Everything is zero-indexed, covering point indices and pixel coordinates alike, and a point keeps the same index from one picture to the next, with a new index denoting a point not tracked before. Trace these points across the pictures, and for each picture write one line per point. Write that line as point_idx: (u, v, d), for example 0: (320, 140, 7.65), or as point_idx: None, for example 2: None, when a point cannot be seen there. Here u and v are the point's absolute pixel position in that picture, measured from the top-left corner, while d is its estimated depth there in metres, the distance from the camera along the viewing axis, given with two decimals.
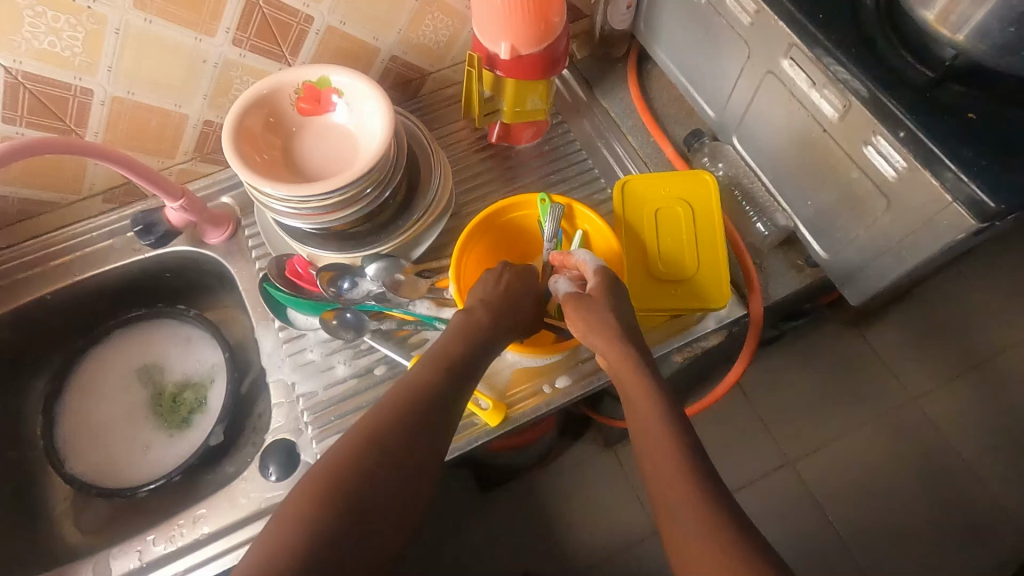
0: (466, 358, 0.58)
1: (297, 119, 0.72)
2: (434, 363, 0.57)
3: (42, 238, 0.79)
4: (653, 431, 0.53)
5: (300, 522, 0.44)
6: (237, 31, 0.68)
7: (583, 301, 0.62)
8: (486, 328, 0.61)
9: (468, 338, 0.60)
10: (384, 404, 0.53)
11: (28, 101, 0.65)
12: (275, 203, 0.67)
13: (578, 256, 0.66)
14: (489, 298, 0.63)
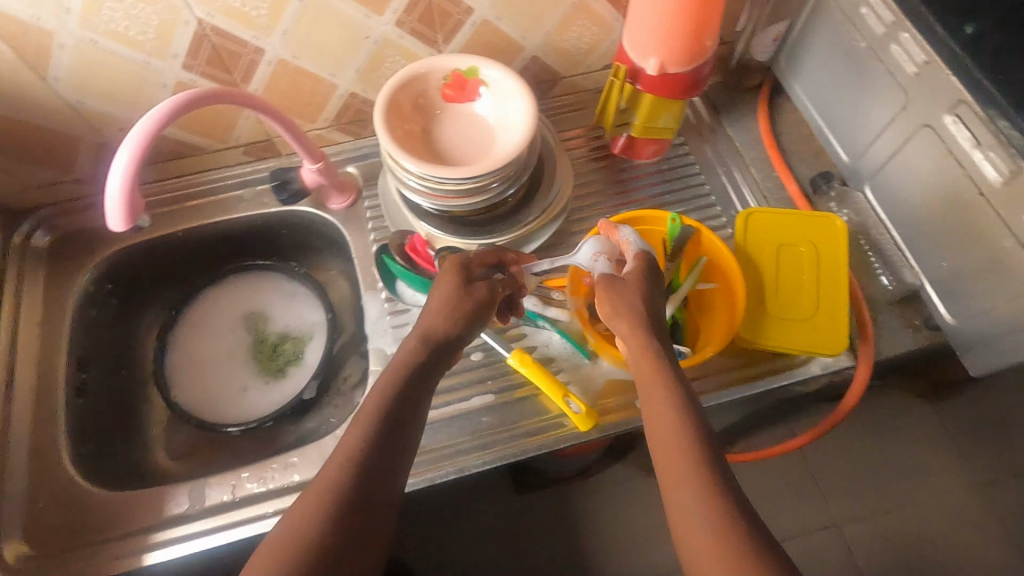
0: (429, 352, 0.57)
1: (441, 103, 0.75)
2: (417, 349, 0.57)
3: (184, 179, 0.85)
4: (662, 419, 0.51)
5: (304, 516, 0.44)
6: (403, 13, 0.71)
7: (615, 283, 0.62)
8: (448, 324, 0.59)
9: (449, 320, 0.59)
10: (373, 395, 0.53)
11: (208, 53, 0.69)
12: (413, 177, 0.69)
13: (622, 235, 0.66)
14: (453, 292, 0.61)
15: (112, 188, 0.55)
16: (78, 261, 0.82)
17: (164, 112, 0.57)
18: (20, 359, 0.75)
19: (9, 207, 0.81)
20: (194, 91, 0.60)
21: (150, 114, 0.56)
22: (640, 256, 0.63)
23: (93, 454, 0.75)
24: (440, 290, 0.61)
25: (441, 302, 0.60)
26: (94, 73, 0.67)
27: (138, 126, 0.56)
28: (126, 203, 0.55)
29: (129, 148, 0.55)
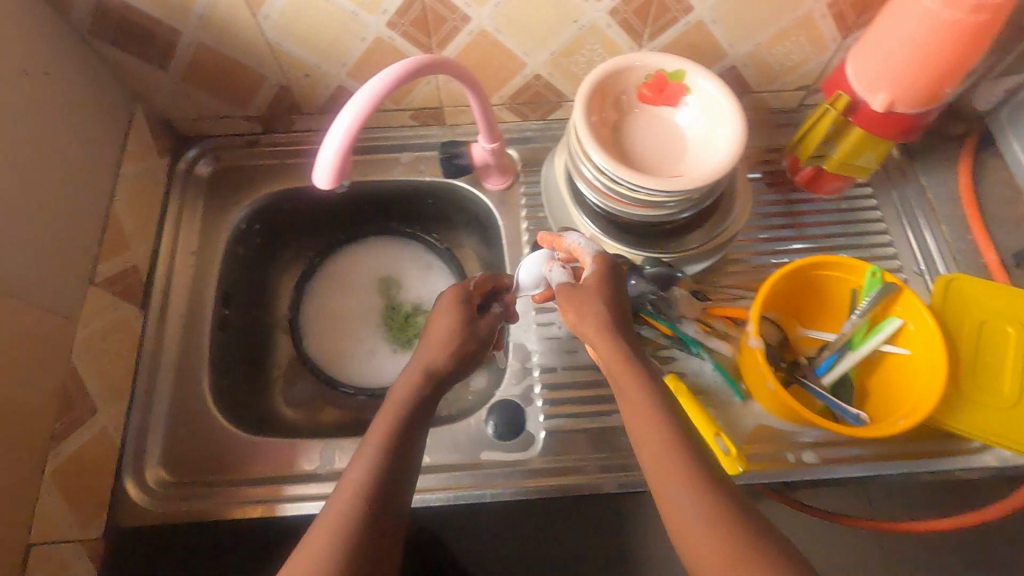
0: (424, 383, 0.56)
1: (636, 103, 0.70)
2: (412, 375, 0.57)
3: (348, 132, 0.84)
4: (657, 429, 0.49)
5: (322, 545, 0.43)
6: (621, 2, 0.66)
7: (579, 291, 0.57)
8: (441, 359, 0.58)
9: (447, 352, 0.58)
10: (383, 418, 0.53)
11: (415, 14, 0.66)
12: (605, 179, 0.66)
13: (571, 240, 0.63)
14: (450, 326, 0.60)
15: (330, 147, 0.54)
16: (235, 196, 0.83)
17: (393, 78, 0.54)
18: (174, 285, 0.77)
19: (177, 132, 0.82)
20: (421, 58, 0.57)
21: (378, 78, 0.54)
22: (599, 256, 0.59)
23: (228, 391, 0.76)
24: (438, 326, 0.61)
25: (435, 335, 0.60)
26: (301, 17, 0.65)
27: (365, 88, 0.54)
28: (337, 165, 0.54)
29: (354, 110, 0.53)
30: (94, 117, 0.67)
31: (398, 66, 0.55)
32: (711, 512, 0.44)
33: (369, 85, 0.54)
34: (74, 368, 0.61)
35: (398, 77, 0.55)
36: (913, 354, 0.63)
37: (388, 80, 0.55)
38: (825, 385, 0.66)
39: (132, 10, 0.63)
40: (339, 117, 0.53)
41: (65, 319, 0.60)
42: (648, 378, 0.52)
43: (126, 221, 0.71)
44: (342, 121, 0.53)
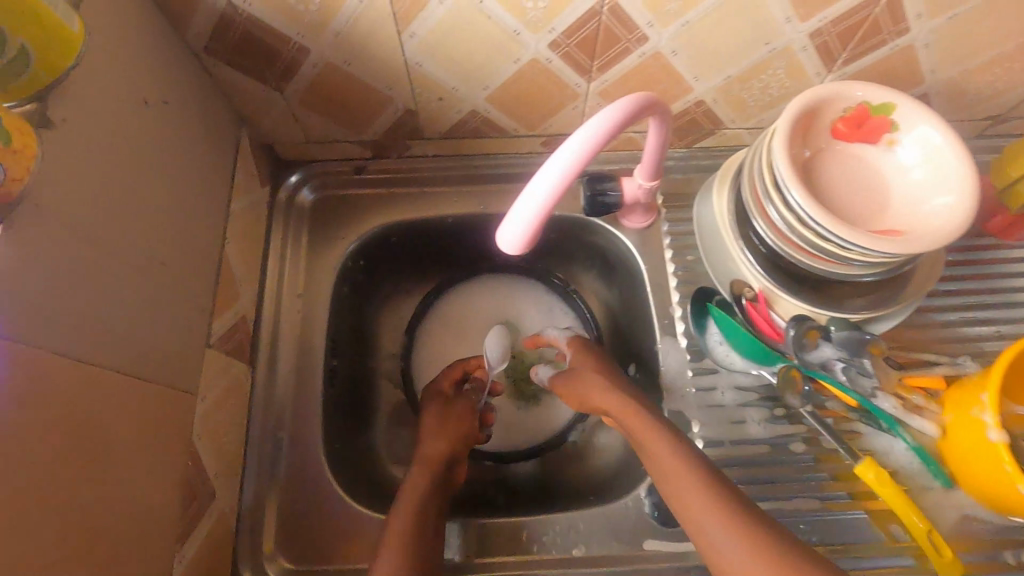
0: (443, 470, 0.62)
1: (825, 140, 0.60)
2: (421, 465, 0.62)
3: (468, 160, 0.75)
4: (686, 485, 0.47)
5: None
6: (830, 22, 0.56)
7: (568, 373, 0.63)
8: (448, 449, 0.64)
9: (450, 445, 0.64)
10: (408, 498, 0.58)
11: (586, 33, 0.56)
12: (812, 236, 0.56)
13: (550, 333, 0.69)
14: (442, 427, 0.65)
15: (526, 211, 0.45)
16: (341, 229, 0.74)
17: (604, 134, 0.44)
18: (281, 334, 0.68)
19: (278, 156, 0.72)
20: (631, 101, 0.46)
21: (586, 134, 0.44)
22: (572, 340, 0.65)
23: (343, 456, 0.67)
24: (444, 420, 0.66)
25: (442, 433, 0.65)
26: (453, 36, 0.55)
27: (570, 147, 0.44)
28: (530, 237, 0.46)
29: (556, 178, 0.44)
30: (207, 150, 0.57)
31: (609, 116, 0.44)
32: (746, 538, 0.42)
33: (575, 142, 0.44)
34: (195, 450, 0.52)
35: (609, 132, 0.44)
36: None
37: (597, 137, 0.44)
38: None
39: (260, 25, 0.53)
40: (537, 181, 0.44)
41: (187, 396, 0.51)
42: (666, 429, 0.51)
43: (236, 267, 0.62)
44: (540, 189, 0.44)
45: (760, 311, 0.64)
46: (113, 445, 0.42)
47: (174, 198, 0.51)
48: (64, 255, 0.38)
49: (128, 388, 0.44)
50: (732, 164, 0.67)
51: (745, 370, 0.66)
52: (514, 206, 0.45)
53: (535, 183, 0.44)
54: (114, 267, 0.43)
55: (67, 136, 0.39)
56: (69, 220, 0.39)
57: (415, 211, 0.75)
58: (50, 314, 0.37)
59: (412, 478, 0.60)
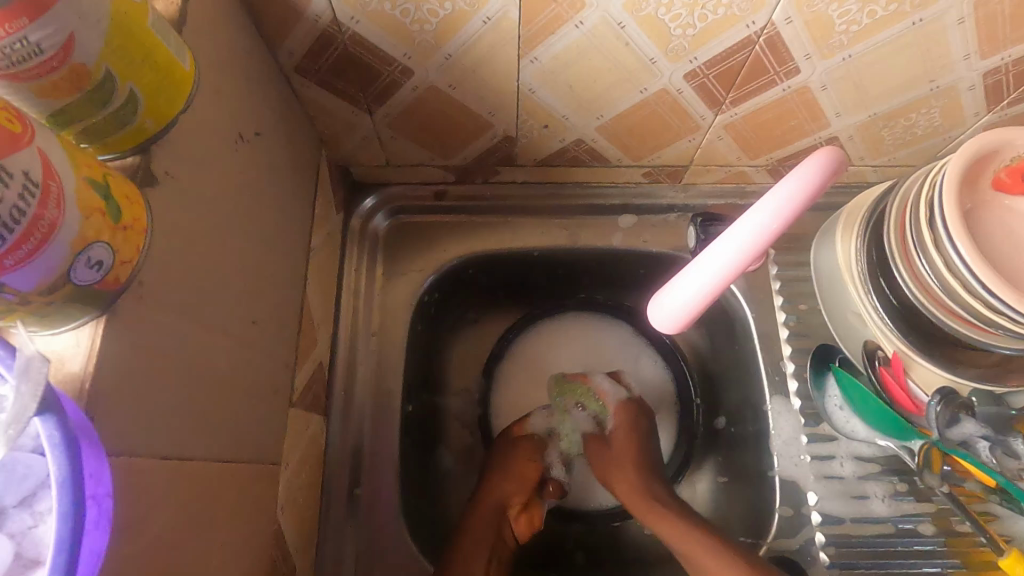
0: (497, 518, 0.60)
1: (987, 192, 0.52)
2: (478, 513, 0.60)
3: (559, 188, 0.68)
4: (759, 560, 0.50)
5: None
6: (1013, 62, 0.49)
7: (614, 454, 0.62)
8: (506, 494, 0.61)
9: (511, 492, 0.61)
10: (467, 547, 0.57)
11: (731, 64, 0.49)
12: (981, 308, 0.48)
13: (598, 383, 0.67)
14: (508, 472, 0.62)
15: (700, 290, 0.42)
16: (417, 260, 0.67)
17: (762, 239, 0.39)
18: (356, 377, 0.62)
19: (352, 178, 0.66)
20: (805, 188, 0.37)
21: (741, 238, 0.39)
22: (624, 407, 0.65)
23: (420, 512, 0.62)
24: (506, 463, 0.63)
25: (503, 475, 0.62)
26: (578, 63, 0.49)
27: (721, 252, 0.40)
28: (677, 327, 0.45)
29: (705, 284, 0.41)
30: (292, 181, 0.51)
31: (771, 217, 0.38)
32: None
33: (727, 247, 0.40)
34: (279, 526, 0.46)
35: (771, 234, 0.39)
36: None
37: (755, 239, 0.39)
38: None
39: (363, 44, 0.46)
40: (684, 282, 0.42)
41: (274, 467, 0.46)
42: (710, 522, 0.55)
43: (315, 308, 0.55)
44: (687, 292, 0.42)
45: (895, 376, 0.57)
46: (209, 547, 0.36)
47: (264, 243, 0.45)
48: (166, 336, 0.32)
49: (223, 475, 0.38)
50: (861, 206, 0.61)
51: (868, 439, 0.61)
52: (659, 297, 0.45)
53: (682, 282, 0.43)
54: (212, 337, 0.37)
55: (170, 191, 0.32)
56: (172, 292, 0.33)
57: (498, 243, 0.68)
58: (153, 409, 0.31)
59: (471, 523, 0.59)
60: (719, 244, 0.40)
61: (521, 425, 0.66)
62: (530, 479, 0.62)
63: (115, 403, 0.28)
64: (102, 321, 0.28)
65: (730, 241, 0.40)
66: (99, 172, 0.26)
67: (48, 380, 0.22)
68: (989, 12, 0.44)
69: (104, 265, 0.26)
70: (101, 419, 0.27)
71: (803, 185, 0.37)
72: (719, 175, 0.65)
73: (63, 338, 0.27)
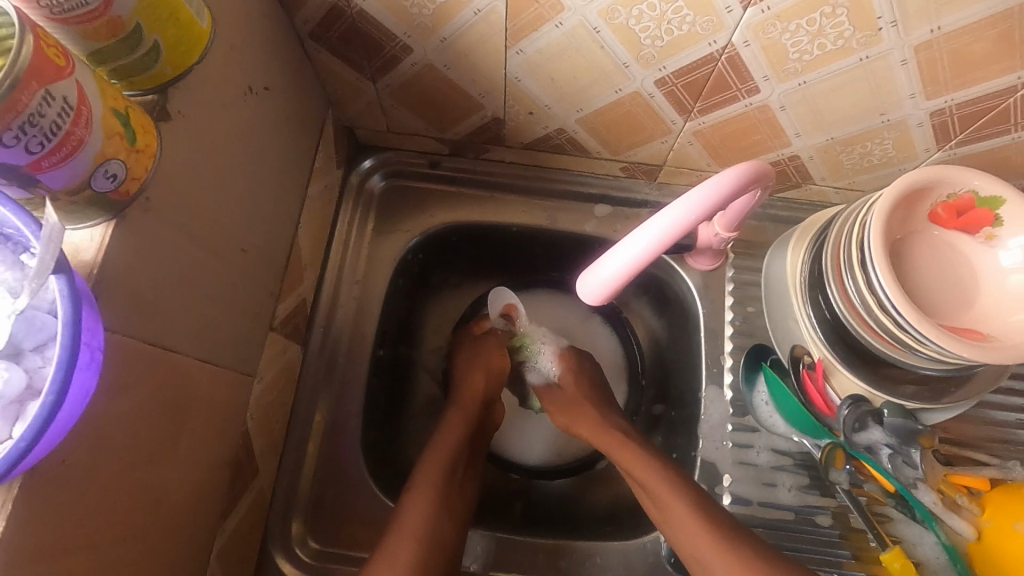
0: (482, 406, 0.68)
1: (919, 221, 0.58)
2: (461, 411, 0.66)
3: (542, 171, 0.73)
4: (680, 513, 0.56)
5: None
6: (957, 105, 0.53)
7: (565, 400, 0.70)
8: (485, 386, 0.69)
9: (489, 381, 0.69)
10: (446, 438, 0.63)
11: (697, 76, 0.54)
12: (890, 325, 0.54)
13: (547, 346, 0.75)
14: (478, 363, 0.70)
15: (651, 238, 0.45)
16: (405, 220, 0.73)
17: (704, 205, 0.43)
18: (335, 317, 0.69)
19: (356, 139, 0.72)
20: (739, 173, 0.43)
21: (672, 215, 0.44)
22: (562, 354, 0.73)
23: (376, 447, 0.68)
24: (477, 356, 0.70)
25: (479, 367, 0.69)
26: (559, 59, 0.54)
27: (672, 211, 0.44)
28: (599, 299, 0.51)
29: (647, 243, 0.45)
30: (295, 133, 0.57)
31: (698, 201, 0.43)
32: None
33: (658, 223, 0.44)
34: (246, 428, 0.54)
35: (698, 216, 0.44)
36: None
37: (683, 217, 0.44)
38: None
39: (369, 20, 0.52)
40: (614, 255, 0.47)
41: (247, 377, 0.53)
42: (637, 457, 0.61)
43: (304, 249, 0.62)
44: (624, 257, 0.47)
45: (815, 381, 0.63)
46: (181, 426, 0.43)
47: (261, 184, 0.51)
48: (166, 245, 0.39)
49: (200, 372, 0.45)
50: (815, 223, 0.65)
51: (786, 434, 0.66)
52: (591, 270, 0.50)
53: (605, 263, 0.48)
54: (204, 256, 0.44)
55: (181, 127, 0.39)
56: (171, 214, 0.39)
57: (480, 214, 0.74)
58: (148, 304, 0.38)
59: (453, 416, 0.66)
60: (651, 222, 0.45)
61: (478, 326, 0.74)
62: (499, 367, 0.70)
63: (113, 289, 0.35)
64: (112, 224, 0.34)
65: (664, 218, 0.44)
66: (122, 104, 0.33)
67: (61, 240, 0.28)
68: (929, 57, 0.48)
69: (118, 178, 0.33)
70: (102, 298, 0.34)
71: (720, 188, 0.43)
72: (691, 178, 0.70)
73: (81, 233, 0.34)
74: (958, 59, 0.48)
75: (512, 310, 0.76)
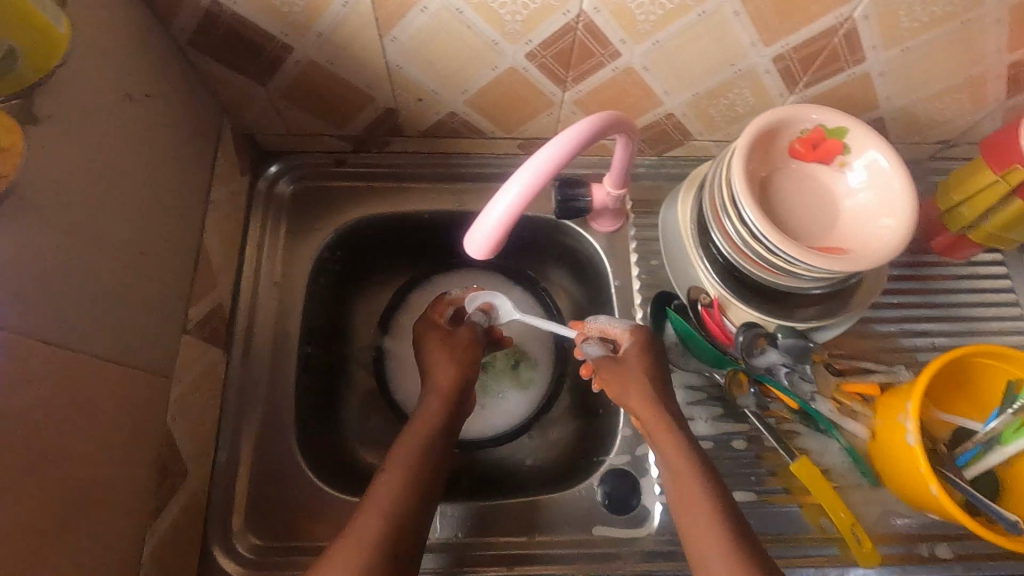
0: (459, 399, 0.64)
1: (781, 158, 0.64)
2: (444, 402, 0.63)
3: (445, 157, 0.77)
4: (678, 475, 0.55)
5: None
6: (792, 48, 0.59)
7: (620, 375, 0.62)
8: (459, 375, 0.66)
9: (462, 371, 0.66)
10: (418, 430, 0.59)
11: (562, 46, 0.58)
12: (764, 252, 0.60)
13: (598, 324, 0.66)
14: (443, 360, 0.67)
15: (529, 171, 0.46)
16: (317, 219, 0.75)
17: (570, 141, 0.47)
18: (257, 320, 0.70)
19: (259, 146, 0.74)
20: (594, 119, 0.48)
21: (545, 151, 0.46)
22: (633, 334, 0.64)
23: (313, 440, 0.69)
24: (441, 351, 0.68)
25: (450, 362, 0.66)
26: (432, 42, 0.57)
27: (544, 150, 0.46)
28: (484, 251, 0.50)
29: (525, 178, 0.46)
30: (187, 139, 0.59)
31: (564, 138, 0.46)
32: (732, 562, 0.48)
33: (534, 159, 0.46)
34: (168, 429, 0.54)
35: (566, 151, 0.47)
36: None
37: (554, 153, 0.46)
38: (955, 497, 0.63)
39: (243, 23, 0.55)
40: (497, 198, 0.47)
41: (162, 379, 0.53)
42: None
43: (213, 252, 0.64)
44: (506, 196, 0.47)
45: (714, 317, 0.68)
46: (91, 424, 0.44)
47: (154, 189, 0.53)
48: (50, 244, 0.41)
49: (105, 370, 0.46)
50: (698, 174, 0.70)
51: (697, 371, 0.70)
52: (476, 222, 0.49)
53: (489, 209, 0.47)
54: (96, 257, 0.45)
55: (51, 130, 0.41)
56: (51, 216, 0.41)
57: (390, 204, 0.76)
58: (36, 302, 0.39)
59: (427, 409, 0.62)
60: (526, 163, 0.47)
61: (440, 312, 0.72)
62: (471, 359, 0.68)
63: None
64: None
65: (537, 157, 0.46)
66: None
67: None
68: (755, 7, 0.54)
69: None
70: None
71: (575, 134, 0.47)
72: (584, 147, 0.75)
73: None
74: (779, 7, 0.54)
75: (488, 307, 0.72)
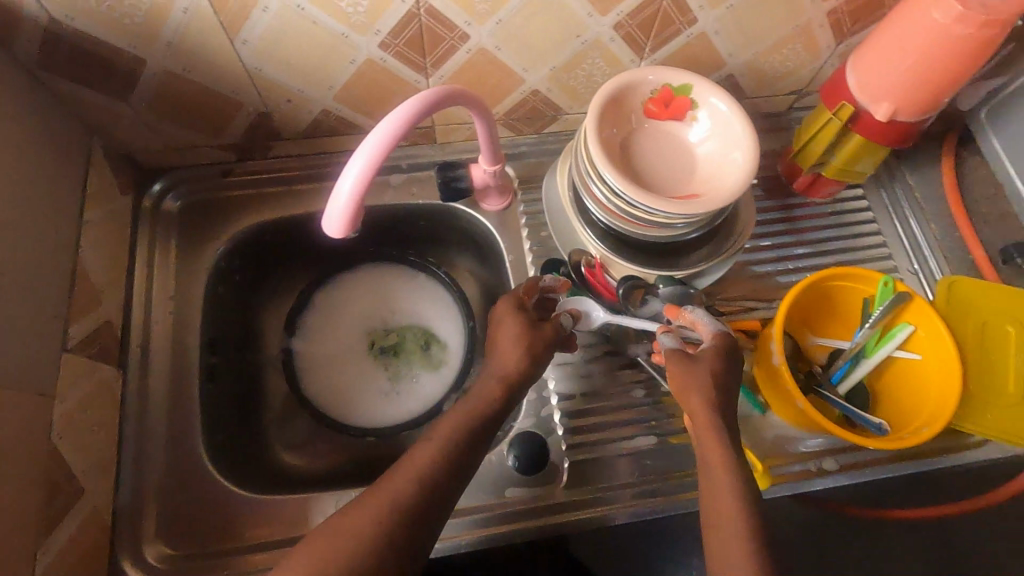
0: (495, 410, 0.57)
1: (638, 118, 0.68)
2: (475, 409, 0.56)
3: (330, 156, 0.78)
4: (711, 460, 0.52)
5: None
6: (627, 15, 0.63)
7: (684, 373, 0.55)
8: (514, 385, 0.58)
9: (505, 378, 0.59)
10: (434, 443, 0.53)
11: (410, 33, 0.61)
12: (624, 206, 0.63)
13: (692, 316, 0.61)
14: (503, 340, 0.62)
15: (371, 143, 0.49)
16: (209, 230, 0.75)
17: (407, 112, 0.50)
18: (153, 335, 0.70)
19: (140, 165, 0.74)
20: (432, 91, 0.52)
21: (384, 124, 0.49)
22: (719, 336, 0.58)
23: (226, 446, 0.70)
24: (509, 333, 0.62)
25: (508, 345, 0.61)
26: (283, 41, 0.59)
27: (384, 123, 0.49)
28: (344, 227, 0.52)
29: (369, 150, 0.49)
30: (48, 158, 0.59)
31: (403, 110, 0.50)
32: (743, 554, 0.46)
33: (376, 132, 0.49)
34: (53, 446, 0.54)
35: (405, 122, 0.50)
36: (931, 379, 0.64)
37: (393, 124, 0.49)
38: (831, 413, 0.68)
39: (88, 38, 0.56)
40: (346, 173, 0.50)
41: (41, 397, 0.54)
42: None
43: (93, 269, 0.64)
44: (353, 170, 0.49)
45: (598, 276, 0.71)
46: None
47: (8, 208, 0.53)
48: None
49: None
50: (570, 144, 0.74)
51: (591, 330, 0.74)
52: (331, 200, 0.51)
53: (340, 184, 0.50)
54: None
55: None
56: None
57: (281, 207, 0.77)
58: None
59: (446, 422, 0.55)
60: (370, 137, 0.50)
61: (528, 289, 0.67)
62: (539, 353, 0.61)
63: None
64: None
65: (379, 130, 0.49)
66: None
67: None
68: None
69: None
70: None
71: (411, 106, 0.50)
72: (464, 132, 0.78)
73: None
74: None
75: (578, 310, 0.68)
